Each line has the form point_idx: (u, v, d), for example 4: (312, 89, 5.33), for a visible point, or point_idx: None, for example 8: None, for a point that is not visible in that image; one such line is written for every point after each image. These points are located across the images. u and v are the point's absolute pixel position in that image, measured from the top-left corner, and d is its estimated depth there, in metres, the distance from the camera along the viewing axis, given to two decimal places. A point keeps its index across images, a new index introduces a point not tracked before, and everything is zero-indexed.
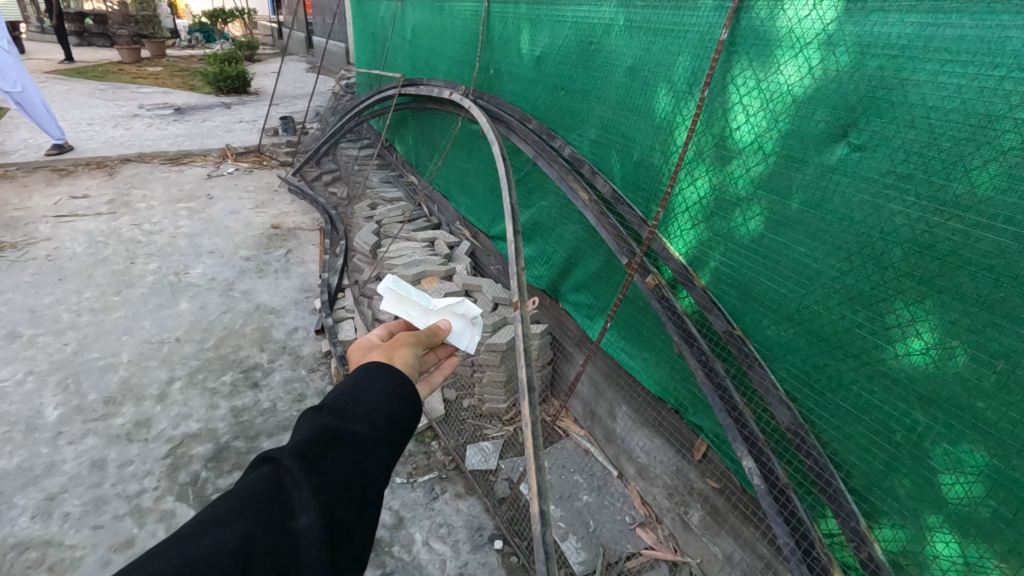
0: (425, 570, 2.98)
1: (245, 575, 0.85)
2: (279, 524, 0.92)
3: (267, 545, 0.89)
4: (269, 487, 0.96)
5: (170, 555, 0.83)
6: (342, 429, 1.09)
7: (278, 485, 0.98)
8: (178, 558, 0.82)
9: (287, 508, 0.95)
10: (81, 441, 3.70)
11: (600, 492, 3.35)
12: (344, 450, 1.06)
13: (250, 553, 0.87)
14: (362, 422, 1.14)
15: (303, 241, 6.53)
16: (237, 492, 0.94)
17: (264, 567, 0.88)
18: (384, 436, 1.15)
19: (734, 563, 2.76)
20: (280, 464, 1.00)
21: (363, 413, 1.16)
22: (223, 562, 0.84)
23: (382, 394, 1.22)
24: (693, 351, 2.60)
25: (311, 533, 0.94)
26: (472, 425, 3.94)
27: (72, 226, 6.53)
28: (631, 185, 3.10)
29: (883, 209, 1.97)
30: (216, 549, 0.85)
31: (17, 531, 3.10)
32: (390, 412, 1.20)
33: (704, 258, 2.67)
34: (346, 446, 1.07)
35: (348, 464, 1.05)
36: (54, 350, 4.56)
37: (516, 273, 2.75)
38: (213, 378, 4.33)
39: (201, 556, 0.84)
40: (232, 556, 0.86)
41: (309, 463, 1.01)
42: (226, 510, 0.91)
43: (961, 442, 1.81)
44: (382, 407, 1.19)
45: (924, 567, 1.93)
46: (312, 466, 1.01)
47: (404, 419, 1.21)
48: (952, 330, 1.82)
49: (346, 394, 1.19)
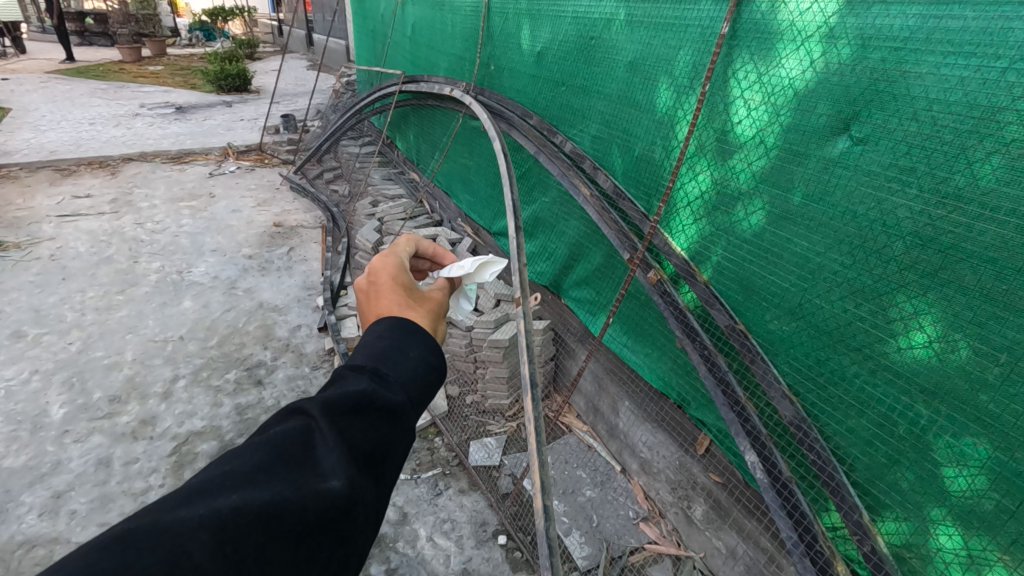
0: (430, 565, 3.00)
1: (272, 532, 0.79)
2: (310, 482, 0.86)
3: (296, 503, 0.82)
4: (299, 444, 0.90)
5: (194, 506, 0.77)
6: (378, 390, 1.02)
7: (309, 443, 0.91)
8: (204, 510, 0.77)
9: (318, 468, 0.88)
10: (87, 439, 3.73)
11: (604, 487, 3.36)
12: (379, 412, 0.99)
13: (278, 511, 0.80)
14: (398, 386, 1.07)
15: (305, 239, 6.54)
16: (267, 445, 0.88)
17: (292, 527, 0.81)
18: (415, 399, 1.08)
19: (737, 557, 2.76)
20: (313, 421, 0.94)
21: (395, 372, 1.09)
22: (249, 518, 0.78)
23: (416, 360, 1.14)
24: (695, 346, 2.61)
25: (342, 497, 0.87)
26: (475, 421, 3.96)
27: (76, 225, 6.56)
28: (632, 180, 3.10)
29: (886, 202, 1.97)
30: (244, 504, 0.79)
31: (24, 528, 3.13)
32: (424, 379, 1.13)
33: (706, 253, 2.67)
34: (381, 409, 1.00)
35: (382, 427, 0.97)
36: (59, 349, 4.58)
37: (518, 269, 2.75)
38: (217, 376, 4.35)
39: (227, 511, 0.78)
40: (259, 512, 0.79)
41: (342, 423, 0.95)
42: (255, 465, 0.85)
43: (964, 435, 1.81)
44: (416, 372, 1.12)
45: (927, 560, 1.93)
46: (345, 427, 0.94)
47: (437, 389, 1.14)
48: (954, 323, 1.82)
49: (381, 355, 1.12)
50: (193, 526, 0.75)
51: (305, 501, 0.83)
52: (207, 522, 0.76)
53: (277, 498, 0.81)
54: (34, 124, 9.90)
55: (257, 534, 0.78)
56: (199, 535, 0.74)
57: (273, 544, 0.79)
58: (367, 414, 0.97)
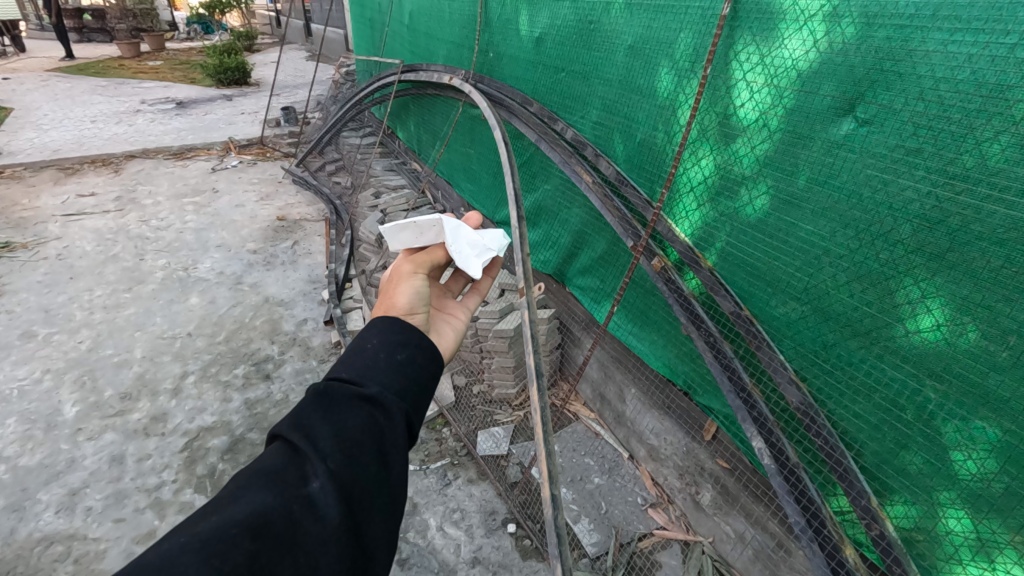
0: (440, 555, 3.03)
1: (259, 542, 0.88)
2: (291, 492, 0.95)
3: (279, 512, 0.91)
4: (277, 460, 1.00)
5: (179, 535, 0.86)
6: (342, 389, 1.10)
7: (286, 457, 1.01)
8: (187, 536, 0.86)
9: (296, 476, 0.98)
10: (100, 436, 3.78)
11: (612, 474, 3.38)
12: (346, 407, 1.07)
13: (261, 520, 0.90)
14: (368, 378, 1.14)
15: (309, 233, 6.54)
16: (246, 470, 0.98)
17: (279, 534, 0.90)
18: (394, 388, 1.15)
19: (746, 542, 2.77)
20: (288, 436, 1.04)
21: (368, 368, 1.16)
22: (234, 532, 0.87)
23: (380, 347, 1.21)
24: (701, 333, 2.59)
25: (325, 492, 0.96)
26: (483, 410, 3.97)
27: (81, 224, 6.59)
28: (635, 167, 3.07)
29: (892, 184, 1.93)
30: (225, 522, 0.88)
31: (42, 525, 3.18)
32: (392, 362, 1.19)
33: (710, 239, 2.64)
34: (348, 403, 1.08)
35: (351, 419, 1.05)
36: (69, 348, 4.63)
37: (521, 260, 2.73)
38: (226, 371, 4.39)
39: (210, 531, 0.86)
40: (241, 525, 0.88)
41: (312, 428, 1.04)
42: (236, 488, 0.95)
43: (973, 419, 1.80)
44: (382, 360, 1.18)
45: (936, 542, 1.93)
46: (316, 431, 1.03)
47: (409, 367, 1.20)
48: (963, 306, 1.80)
49: (345, 356, 1.19)
50: (180, 551, 0.83)
51: (286, 505, 0.93)
52: (191, 545, 0.84)
53: (259, 510, 0.91)
54: (36, 123, 9.90)
55: (245, 543, 0.87)
56: (187, 558, 0.83)
57: (265, 549, 0.88)
58: (333, 413, 1.05)
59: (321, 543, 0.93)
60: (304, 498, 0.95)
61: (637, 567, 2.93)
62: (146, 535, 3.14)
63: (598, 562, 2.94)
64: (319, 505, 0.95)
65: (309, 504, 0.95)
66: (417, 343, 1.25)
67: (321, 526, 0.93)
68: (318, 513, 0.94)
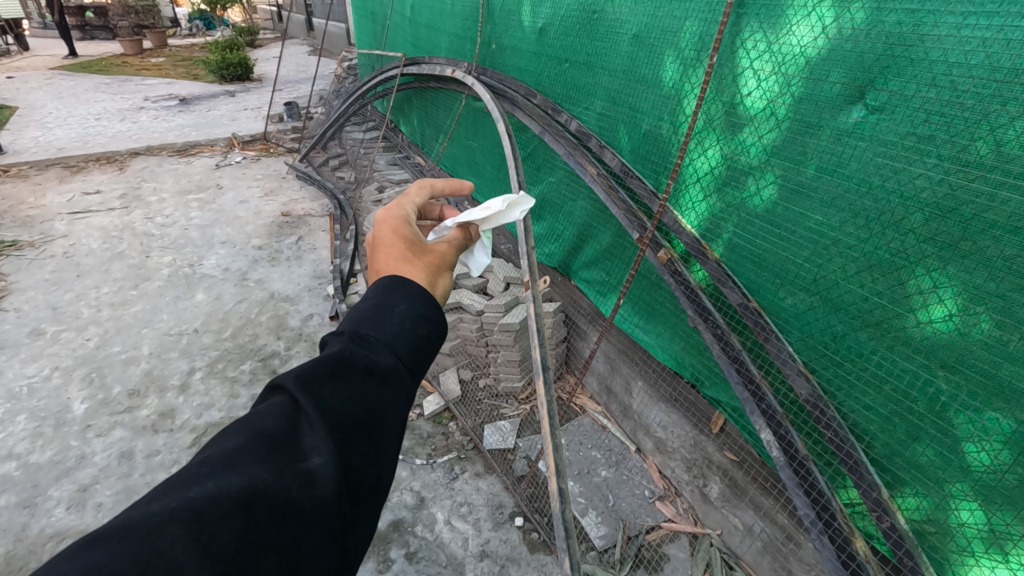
0: (448, 548, 3.04)
1: (251, 520, 0.80)
2: (294, 465, 0.88)
3: (278, 488, 0.84)
4: (280, 422, 0.93)
5: (166, 500, 0.78)
6: (358, 358, 1.04)
7: (289, 420, 0.94)
8: (177, 501, 0.78)
9: (298, 446, 0.91)
10: (109, 433, 3.80)
11: (619, 467, 3.37)
12: (360, 380, 1.01)
13: (257, 494, 0.82)
14: (384, 350, 1.09)
15: (314, 228, 6.55)
16: (246, 430, 0.90)
17: (274, 512, 0.83)
18: (407, 365, 1.11)
19: (755, 535, 2.76)
20: (295, 397, 0.97)
21: (386, 339, 1.11)
22: (227, 504, 0.79)
23: (402, 319, 1.16)
24: (708, 325, 2.57)
25: (327, 471, 0.90)
26: (489, 404, 3.97)
27: (87, 222, 6.61)
28: (641, 158, 3.04)
29: (903, 172, 1.90)
30: (219, 492, 0.80)
31: (53, 522, 3.21)
32: (412, 338, 1.14)
33: (717, 230, 2.62)
34: (360, 373, 1.02)
35: (362, 393, 1.00)
36: (77, 346, 4.65)
37: (526, 252, 2.71)
38: (233, 367, 4.40)
39: (202, 501, 0.79)
40: (236, 498, 0.80)
41: (323, 394, 0.97)
42: (233, 449, 0.87)
43: (986, 410, 1.77)
44: (403, 332, 1.14)
45: (948, 534, 1.91)
46: (325, 398, 0.97)
47: (425, 347, 1.16)
48: (975, 296, 1.77)
49: (365, 317, 1.14)
50: (166, 520, 0.76)
51: (285, 479, 0.85)
52: (181, 514, 0.77)
53: (256, 481, 0.83)
54: (40, 121, 9.92)
55: (236, 520, 0.79)
56: (173, 530, 0.75)
57: (255, 527, 0.81)
58: (347, 383, 0.99)
59: (314, 526, 0.86)
60: (304, 474, 0.89)
61: (645, 560, 2.93)
62: None
63: (606, 556, 2.93)
64: (318, 482, 0.89)
65: (309, 481, 0.88)
66: (436, 323, 1.21)
67: (316, 507, 0.87)
68: (316, 492, 0.88)
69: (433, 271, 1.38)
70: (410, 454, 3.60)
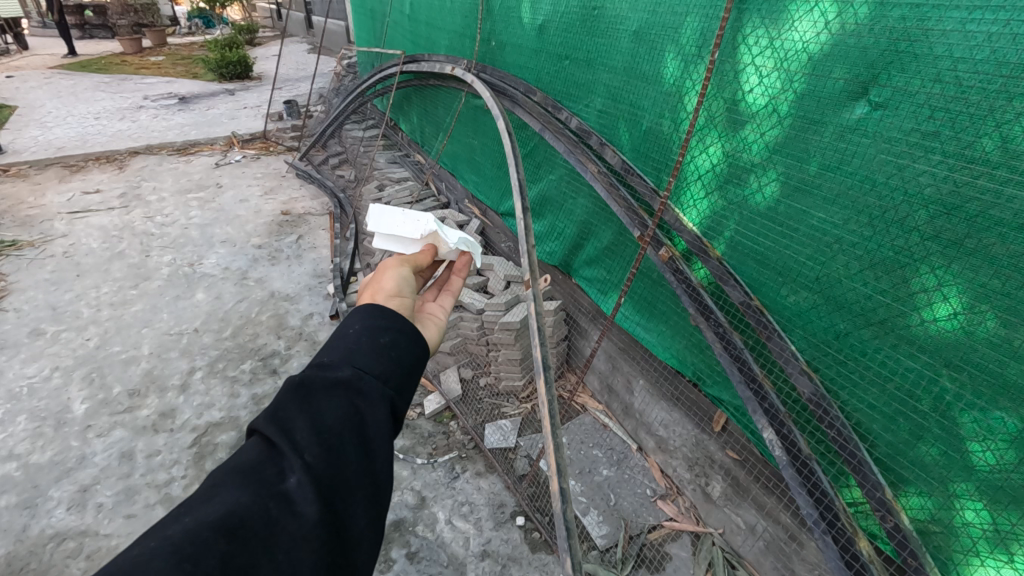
0: (449, 548, 3.03)
1: (234, 543, 0.89)
2: (269, 489, 0.97)
3: (255, 511, 0.93)
4: (255, 458, 1.03)
5: (150, 540, 0.87)
6: (322, 378, 1.13)
7: (263, 454, 1.04)
8: (157, 540, 0.86)
9: (276, 472, 1.00)
10: (109, 433, 3.79)
11: (620, 466, 3.36)
12: (324, 397, 1.10)
13: (235, 520, 0.91)
14: (347, 366, 1.17)
15: (314, 227, 6.54)
16: (223, 469, 1.00)
17: (255, 533, 0.91)
18: (376, 372, 1.19)
19: (757, 534, 2.75)
20: (267, 431, 1.07)
21: (349, 357, 1.20)
22: (207, 532, 0.88)
23: (360, 335, 1.26)
24: (710, 323, 2.56)
25: (303, 487, 0.98)
26: (490, 403, 3.96)
27: (87, 221, 6.60)
28: (641, 155, 3.02)
29: (907, 169, 1.88)
30: (198, 524, 0.89)
31: (53, 522, 3.20)
32: (374, 346, 1.24)
33: (719, 228, 2.60)
34: (325, 393, 1.11)
35: (328, 409, 1.08)
36: (77, 346, 4.65)
37: (527, 251, 2.69)
38: (233, 367, 4.39)
39: (182, 533, 0.87)
40: (214, 526, 0.89)
41: (290, 421, 1.07)
42: (213, 486, 0.97)
43: (992, 410, 1.75)
44: (362, 346, 1.23)
45: (952, 534, 1.89)
46: (292, 424, 1.06)
47: (392, 350, 1.26)
48: (980, 294, 1.75)
49: (326, 345, 1.24)
50: (152, 555, 0.84)
51: (261, 502, 0.94)
52: (164, 549, 0.84)
53: (234, 509, 0.92)
54: (39, 121, 9.91)
55: (221, 544, 0.88)
56: (158, 562, 0.82)
57: (240, 549, 0.89)
58: (311, 405, 1.08)
59: (300, 540, 0.94)
60: (281, 495, 0.97)
61: (647, 559, 2.92)
62: None
63: (607, 555, 2.93)
64: (296, 501, 0.97)
65: (286, 501, 0.97)
66: (399, 328, 1.32)
67: (300, 523, 0.95)
68: (296, 509, 0.96)
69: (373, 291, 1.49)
70: (410, 454, 3.59)
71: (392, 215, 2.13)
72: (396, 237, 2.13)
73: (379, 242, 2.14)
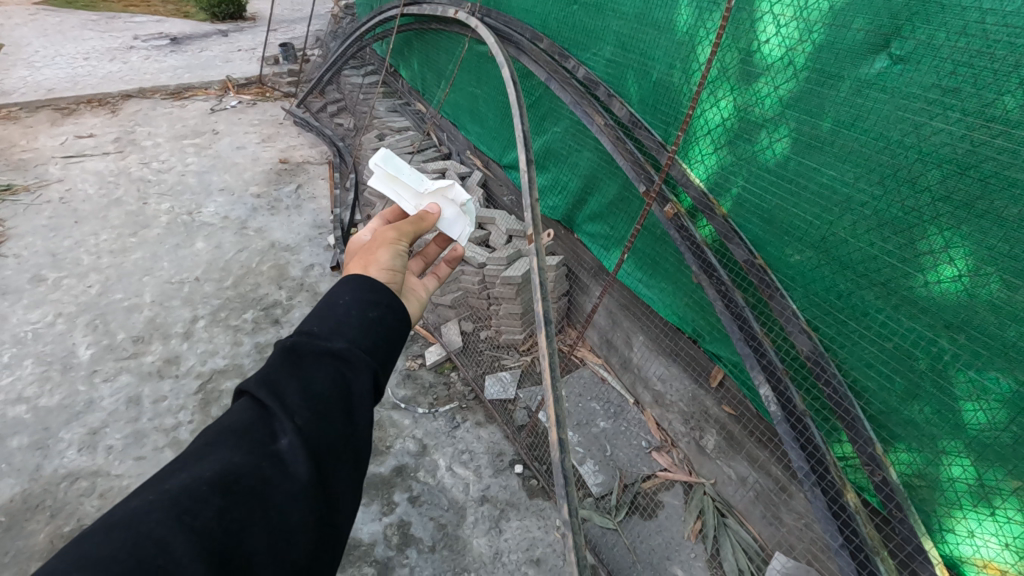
0: (450, 493, 3.14)
1: (228, 499, 0.91)
2: (261, 449, 0.99)
3: (249, 469, 0.95)
4: (246, 419, 1.04)
5: (145, 494, 0.89)
6: (312, 346, 1.14)
7: (253, 415, 1.05)
8: (153, 494, 0.88)
9: (267, 434, 1.02)
10: (115, 378, 3.85)
11: (617, 419, 3.44)
12: (315, 363, 1.11)
13: (231, 476, 0.93)
14: (337, 335, 1.18)
15: (313, 177, 6.45)
16: (214, 428, 1.02)
17: (249, 490, 0.93)
18: (365, 344, 1.20)
19: (748, 485, 2.84)
20: (256, 394, 1.08)
21: (337, 326, 1.20)
22: (202, 486, 0.90)
23: (351, 304, 1.26)
24: (712, 282, 2.57)
25: (294, 448, 1.00)
26: (490, 355, 4.01)
27: (82, 167, 6.50)
28: (649, 107, 2.94)
29: (924, 128, 1.84)
30: (194, 479, 0.91)
31: (66, 462, 3.30)
32: (363, 319, 1.24)
33: (726, 184, 2.56)
34: (315, 359, 1.12)
35: (318, 376, 1.09)
36: (79, 292, 4.67)
37: (530, 207, 2.67)
38: (235, 316, 4.43)
39: (177, 488, 0.89)
40: (211, 481, 0.91)
41: (279, 385, 1.08)
42: (204, 445, 0.98)
43: (988, 370, 1.77)
44: (352, 316, 1.24)
45: (937, 489, 1.95)
46: (282, 388, 1.08)
47: (380, 325, 1.26)
48: (987, 257, 1.75)
49: (315, 313, 1.24)
50: (148, 508, 0.86)
51: (254, 461, 0.96)
52: (159, 503, 0.87)
53: (226, 467, 0.94)
54: (27, 60, 9.59)
55: (216, 499, 0.90)
56: (155, 516, 0.85)
57: (234, 503, 0.91)
58: (302, 370, 1.09)
59: (292, 498, 0.96)
60: (274, 454, 0.99)
61: (640, 507, 3.04)
62: None
63: (602, 502, 3.05)
64: (289, 461, 0.99)
65: (279, 461, 0.99)
66: (389, 303, 1.32)
67: (292, 482, 0.97)
68: (288, 468, 0.98)
69: (365, 259, 1.48)
70: (412, 404, 3.67)
71: (398, 164, 2.20)
72: (396, 183, 2.18)
73: (376, 183, 2.17)
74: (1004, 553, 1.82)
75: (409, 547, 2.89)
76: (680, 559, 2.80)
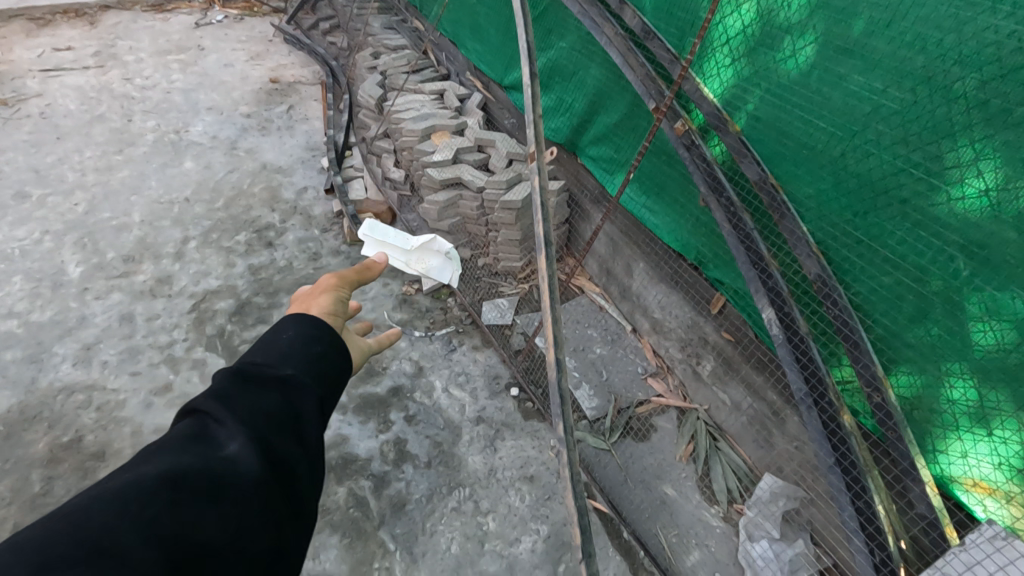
0: (446, 413, 3.17)
1: (162, 515, 0.68)
2: (205, 456, 0.76)
3: (190, 476, 0.73)
4: (176, 434, 0.80)
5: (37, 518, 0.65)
6: (254, 366, 0.94)
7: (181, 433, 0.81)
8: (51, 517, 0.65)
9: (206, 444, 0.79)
10: (107, 296, 3.79)
11: (614, 346, 3.43)
12: (261, 383, 0.91)
13: (169, 482, 0.71)
14: (281, 359, 0.98)
15: (305, 98, 6.16)
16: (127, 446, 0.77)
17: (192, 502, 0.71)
18: (316, 368, 1.00)
19: (742, 410, 2.85)
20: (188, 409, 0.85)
21: (280, 351, 1.00)
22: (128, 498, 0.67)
23: (297, 326, 1.06)
24: (721, 203, 2.49)
25: (247, 455, 0.79)
26: (487, 282, 3.94)
27: (61, 81, 6.17)
28: (662, 15, 2.69)
29: (968, 26, 1.69)
30: (112, 492, 0.68)
31: (61, 376, 3.29)
32: (312, 345, 1.03)
33: (742, 99, 2.40)
34: (261, 377, 0.92)
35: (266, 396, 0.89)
36: (66, 210, 4.52)
37: (534, 124, 2.55)
38: (228, 237, 4.32)
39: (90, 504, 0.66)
40: (142, 490, 0.69)
41: (219, 400, 0.86)
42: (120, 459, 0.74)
43: (1004, 288, 1.73)
44: (294, 340, 1.03)
45: (936, 411, 1.95)
46: (223, 402, 0.86)
47: (333, 347, 1.06)
48: (1019, 168, 1.67)
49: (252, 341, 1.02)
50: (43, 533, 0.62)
51: (197, 466, 0.74)
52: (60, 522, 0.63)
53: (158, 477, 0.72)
54: None
55: (143, 516, 0.66)
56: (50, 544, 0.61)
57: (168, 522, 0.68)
58: (248, 386, 0.89)
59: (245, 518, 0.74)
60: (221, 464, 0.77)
61: (633, 430, 3.06)
62: (163, 388, 3.25)
63: (596, 425, 3.09)
64: (240, 467, 0.78)
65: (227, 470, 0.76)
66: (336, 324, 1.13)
67: (245, 492, 0.76)
68: (239, 480, 0.76)
69: None
70: (408, 327, 3.67)
71: None
72: None
73: None
74: (995, 472, 1.84)
75: (405, 462, 2.94)
76: (671, 478, 2.85)
